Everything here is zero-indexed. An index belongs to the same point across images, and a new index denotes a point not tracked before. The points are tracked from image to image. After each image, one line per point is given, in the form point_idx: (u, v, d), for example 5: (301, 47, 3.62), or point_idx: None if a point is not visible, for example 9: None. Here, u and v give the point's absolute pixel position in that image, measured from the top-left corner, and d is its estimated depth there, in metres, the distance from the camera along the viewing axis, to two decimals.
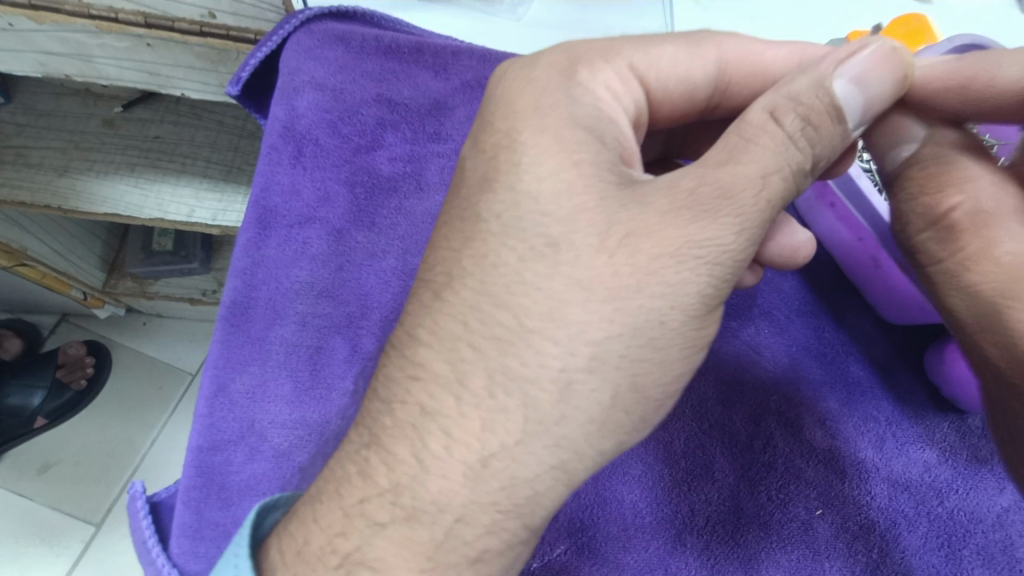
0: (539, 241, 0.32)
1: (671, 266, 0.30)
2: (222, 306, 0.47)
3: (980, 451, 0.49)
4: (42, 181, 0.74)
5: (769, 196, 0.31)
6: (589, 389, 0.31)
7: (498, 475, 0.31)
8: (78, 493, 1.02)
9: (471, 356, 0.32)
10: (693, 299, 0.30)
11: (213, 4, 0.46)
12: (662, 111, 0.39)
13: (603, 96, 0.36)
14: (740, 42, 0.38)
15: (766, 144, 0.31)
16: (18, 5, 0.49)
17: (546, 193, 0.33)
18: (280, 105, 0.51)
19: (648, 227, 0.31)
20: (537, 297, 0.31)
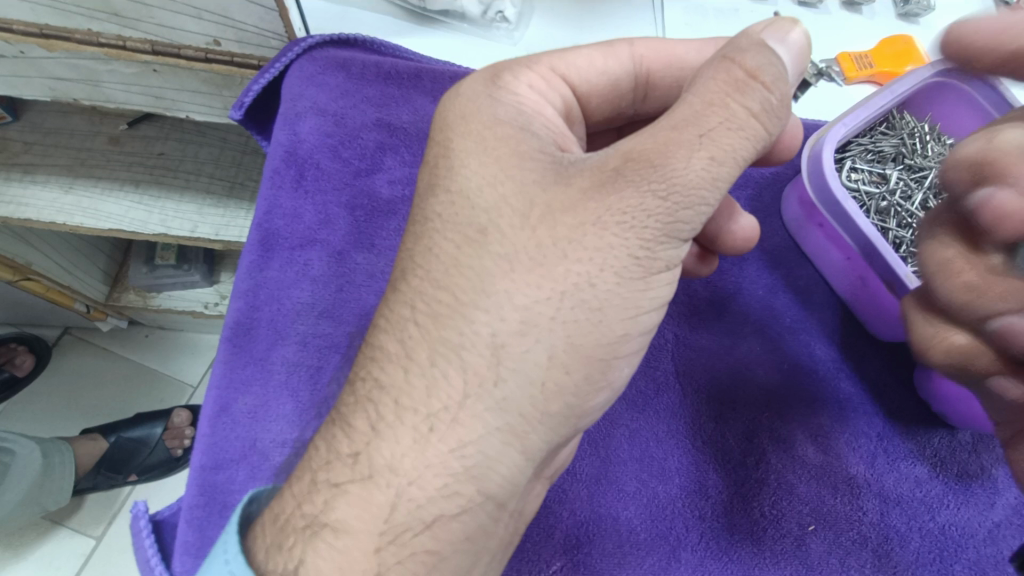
0: (474, 225, 0.33)
1: (588, 231, 0.31)
2: (225, 328, 0.48)
3: (970, 466, 0.50)
4: (48, 199, 0.75)
5: (710, 153, 0.30)
6: (523, 350, 0.31)
7: (445, 438, 0.31)
8: (79, 507, 1.02)
9: (415, 331, 0.33)
10: (626, 263, 0.31)
11: (218, 33, 0.47)
12: (591, 105, 0.42)
13: (524, 92, 0.37)
14: (653, 41, 0.40)
15: (713, 93, 0.31)
16: (29, 34, 0.49)
17: (501, 183, 0.33)
18: (283, 131, 0.53)
19: (571, 203, 0.32)
20: (473, 271, 0.32)
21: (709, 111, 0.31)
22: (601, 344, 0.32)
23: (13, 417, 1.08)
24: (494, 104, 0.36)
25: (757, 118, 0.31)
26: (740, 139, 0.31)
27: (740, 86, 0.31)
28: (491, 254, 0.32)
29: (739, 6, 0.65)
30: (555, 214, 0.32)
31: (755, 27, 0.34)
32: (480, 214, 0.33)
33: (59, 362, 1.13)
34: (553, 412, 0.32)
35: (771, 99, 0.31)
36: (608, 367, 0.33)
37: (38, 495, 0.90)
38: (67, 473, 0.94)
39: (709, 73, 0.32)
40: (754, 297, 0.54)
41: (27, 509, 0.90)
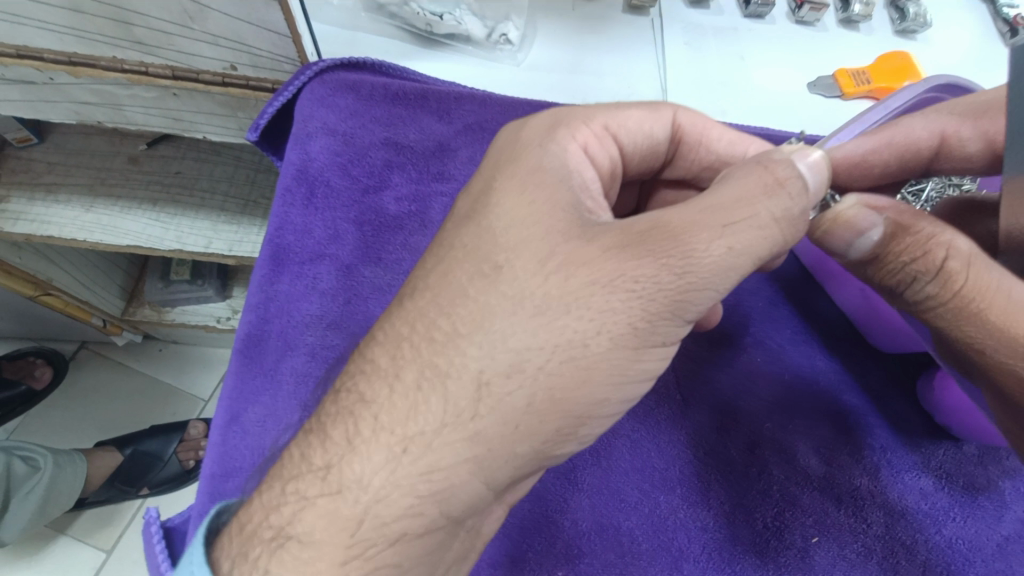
0: (486, 263, 0.35)
1: (598, 291, 0.32)
2: (237, 339, 0.50)
3: (977, 479, 0.49)
4: (69, 216, 0.78)
5: (729, 244, 0.32)
6: (506, 391, 0.32)
7: (417, 462, 0.32)
8: (93, 520, 1.04)
9: (409, 353, 0.34)
10: (625, 329, 0.32)
11: (234, 58, 0.50)
12: (633, 164, 0.44)
13: (571, 149, 0.38)
14: (693, 112, 0.43)
15: (748, 197, 0.32)
16: (59, 61, 0.53)
17: (493, 204, 0.36)
18: (294, 150, 0.55)
19: (588, 257, 0.33)
20: (471, 305, 0.34)
21: (737, 211, 0.32)
22: (580, 403, 0.33)
23: (29, 429, 1.10)
24: (543, 154, 0.37)
25: (780, 223, 0.32)
26: (758, 236, 0.32)
27: (770, 191, 0.32)
28: (483, 281, 0.34)
29: (737, 26, 0.67)
30: (571, 266, 0.33)
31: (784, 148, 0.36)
32: (475, 233, 0.36)
33: (76, 376, 1.16)
34: (520, 453, 0.33)
35: (792, 206, 0.33)
36: (581, 424, 0.33)
37: (47, 502, 0.91)
38: (76, 480, 0.94)
39: (742, 176, 0.33)
40: (755, 308, 0.54)
41: (38, 516, 0.91)
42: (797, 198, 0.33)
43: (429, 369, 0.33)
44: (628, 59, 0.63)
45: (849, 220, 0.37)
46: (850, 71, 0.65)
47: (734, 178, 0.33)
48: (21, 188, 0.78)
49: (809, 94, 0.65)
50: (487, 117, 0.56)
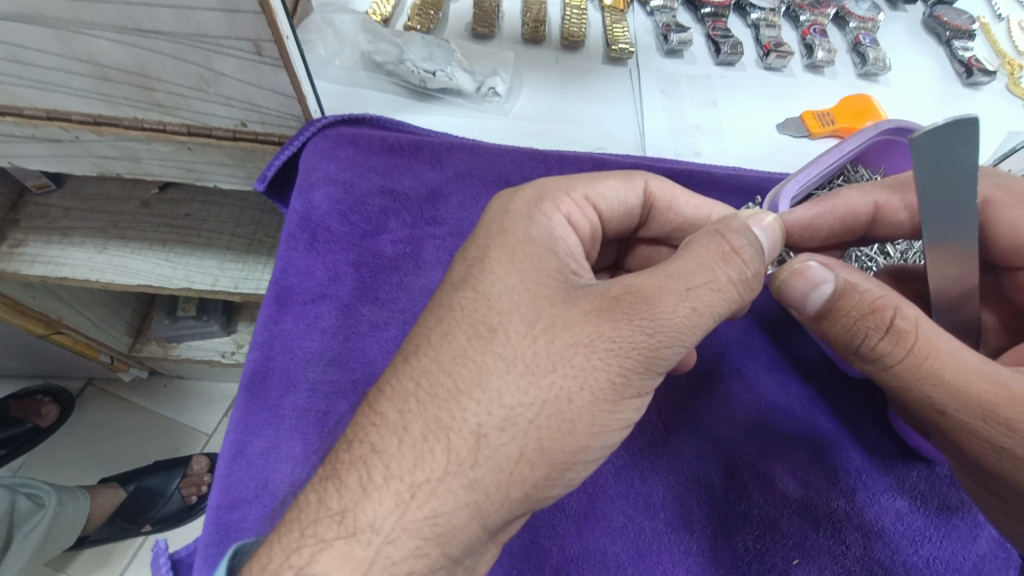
0: (482, 326, 0.38)
1: (580, 351, 0.36)
2: (241, 376, 0.53)
3: (951, 500, 0.51)
4: (84, 258, 0.83)
5: (692, 304, 0.36)
6: (501, 443, 0.35)
7: (422, 505, 0.35)
8: (96, 559, 1.05)
9: (415, 408, 0.37)
10: (603, 384, 0.36)
11: (244, 116, 0.55)
12: (611, 227, 0.47)
13: (558, 219, 0.42)
14: (664, 181, 0.48)
15: (708, 262, 0.37)
16: (84, 122, 0.58)
17: (484, 261, 0.40)
18: (298, 199, 0.59)
19: (571, 320, 0.36)
20: (467, 364, 0.37)
21: (699, 277, 0.36)
22: (564, 451, 0.36)
23: (35, 466, 1.12)
24: (531, 225, 0.42)
25: (736, 285, 0.37)
26: (717, 297, 0.36)
27: (727, 258, 0.37)
28: (481, 341, 0.37)
29: (709, 74, 0.72)
30: (556, 329, 0.36)
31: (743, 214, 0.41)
32: (469, 284, 0.40)
33: (81, 413, 1.18)
34: (513, 497, 0.36)
35: (746, 271, 0.37)
36: (566, 469, 0.37)
37: (48, 539, 0.92)
38: (78, 516, 0.96)
39: (705, 241, 0.38)
40: (730, 336, 0.58)
41: (39, 553, 0.93)
42: (750, 262, 0.37)
43: (434, 418, 0.36)
44: (608, 108, 0.68)
45: (804, 276, 0.40)
46: (816, 113, 0.69)
47: (696, 245, 0.38)
48: (37, 231, 0.82)
49: (778, 135, 0.70)
50: (475, 163, 0.61)
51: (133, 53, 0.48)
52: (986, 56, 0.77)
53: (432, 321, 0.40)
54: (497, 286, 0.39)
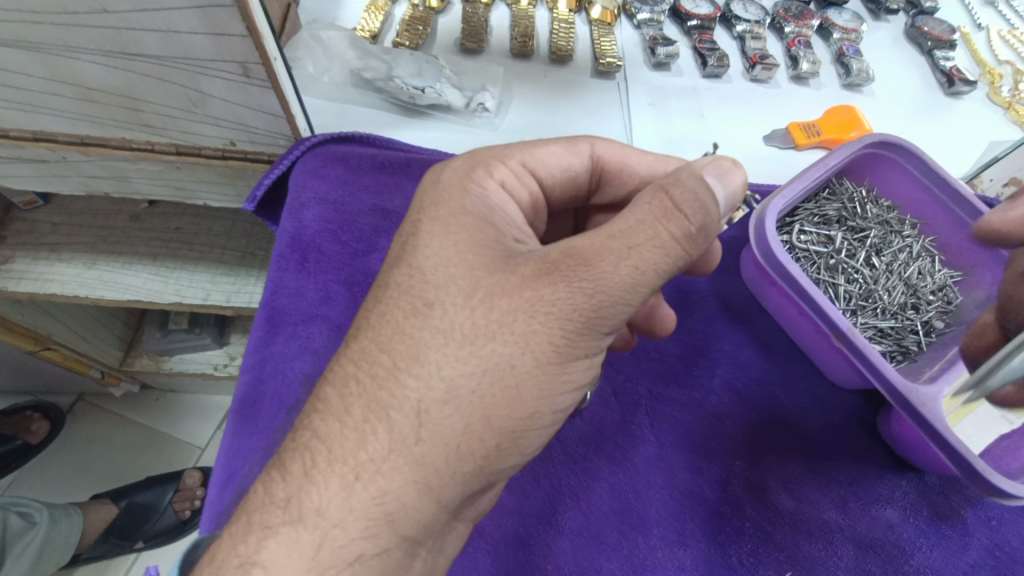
0: (417, 301, 0.38)
1: (519, 317, 0.35)
2: (233, 401, 0.53)
3: (941, 508, 0.52)
4: (74, 274, 0.82)
5: (635, 262, 0.35)
6: (443, 415, 0.35)
7: (369, 486, 0.35)
8: (87, 574, 1.04)
9: (356, 389, 0.37)
10: (547, 349, 0.36)
11: (233, 136, 0.55)
12: (555, 193, 0.48)
13: (492, 188, 0.43)
14: (610, 145, 0.48)
15: (647, 221, 0.36)
16: (71, 143, 0.58)
17: (428, 252, 0.39)
18: (288, 219, 0.59)
19: (509, 287, 0.36)
20: (406, 338, 0.37)
21: (640, 236, 0.36)
22: (513, 419, 0.36)
23: (26, 484, 1.11)
24: (466, 195, 0.42)
25: (681, 241, 0.36)
26: (660, 254, 0.36)
27: (668, 214, 0.36)
28: (417, 316, 0.37)
29: (696, 86, 0.73)
30: (494, 301, 0.36)
31: (698, 162, 0.40)
32: (411, 271, 0.39)
33: (70, 428, 1.17)
34: (464, 471, 0.36)
35: (688, 226, 0.36)
36: (520, 437, 0.37)
37: (41, 559, 0.90)
38: (71, 535, 0.95)
39: (647, 199, 0.37)
40: (726, 354, 0.58)
41: (32, 574, 0.91)
42: (692, 218, 0.36)
43: (382, 410, 0.36)
44: (596, 120, 0.69)
45: None
46: (802, 126, 0.70)
47: (638, 204, 0.37)
48: (26, 249, 0.82)
49: (765, 146, 0.70)
50: None
51: (123, 76, 0.48)
52: (968, 65, 0.78)
53: (371, 302, 0.40)
54: (440, 271, 0.38)
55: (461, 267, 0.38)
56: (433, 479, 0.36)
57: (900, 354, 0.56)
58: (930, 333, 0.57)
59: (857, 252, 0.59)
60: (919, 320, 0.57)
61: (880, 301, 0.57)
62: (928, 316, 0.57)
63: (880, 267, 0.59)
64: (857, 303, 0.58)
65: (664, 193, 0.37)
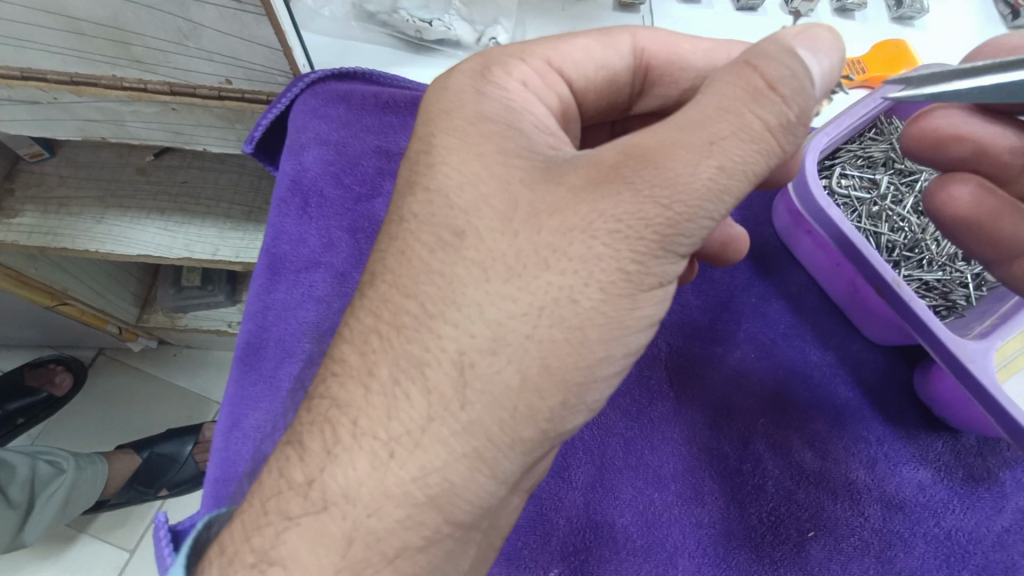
0: (445, 231, 0.34)
1: (576, 239, 0.31)
2: (237, 347, 0.52)
3: (977, 470, 0.49)
4: (81, 227, 0.80)
5: (719, 160, 0.30)
6: (492, 370, 0.32)
7: (406, 466, 0.33)
8: (116, 521, 1.07)
9: (377, 344, 0.35)
10: (614, 276, 0.32)
11: (228, 73, 0.51)
12: (589, 100, 0.43)
13: (513, 89, 0.38)
14: (658, 35, 0.42)
15: (733, 105, 0.31)
16: (62, 82, 0.54)
17: (446, 189, 0.35)
18: (289, 161, 0.57)
19: (559, 203, 0.32)
20: (439, 282, 0.33)
21: (720, 124, 0.30)
22: (578, 368, 0.33)
23: (55, 434, 1.14)
24: (481, 99, 0.37)
25: (774, 131, 0.31)
26: (751, 148, 0.31)
27: (757, 97, 0.31)
28: (447, 249, 0.34)
29: (731, 22, 0.67)
30: (534, 234, 0.32)
31: (788, 30, 0.33)
32: (423, 213, 0.36)
33: (93, 382, 1.19)
34: (525, 437, 0.33)
35: (789, 113, 0.31)
36: (585, 390, 0.33)
37: (69, 501, 0.94)
38: (96, 481, 0.97)
39: (730, 72, 0.32)
40: (748, 303, 0.55)
41: (62, 517, 0.94)
42: (792, 102, 0.31)
43: (405, 365, 0.33)
44: None
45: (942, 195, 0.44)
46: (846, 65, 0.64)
47: (716, 83, 0.32)
48: (34, 203, 0.80)
49: None
50: None
51: (106, 5, 0.44)
52: None
53: (385, 242, 0.37)
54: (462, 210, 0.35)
55: (483, 202, 0.34)
56: (466, 444, 0.33)
57: (944, 308, 0.52)
58: (982, 287, 0.52)
59: (903, 197, 0.57)
60: (969, 272, 0.53)
61: (927, 251, 0.54)
62: (980, 268, 0.53)
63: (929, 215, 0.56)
64: (905, 251, 0.54)
65: (753, 66, 0.31)
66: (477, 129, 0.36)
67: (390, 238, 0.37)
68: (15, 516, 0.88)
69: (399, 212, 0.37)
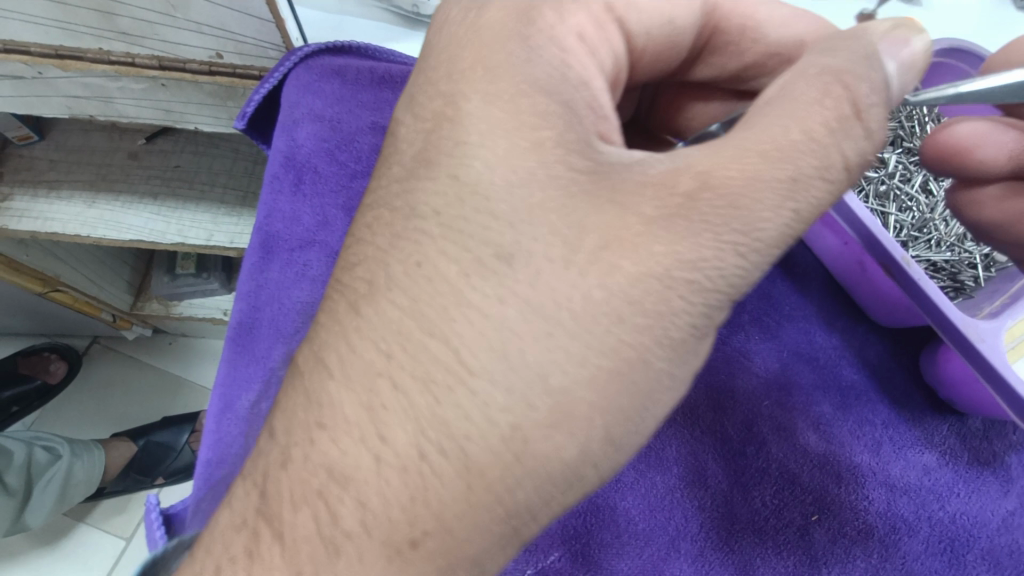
0: (487, 253, 0.31)
1: (655, 286, 0.29)
2: (229, 327, 0.51)
3: (982, 454, 0.49)
4: (72, 212, 0.77)
5: (793, 205, 0.29)
6: (548, 440, 0.29)
7: (438, 539, 0.30)
8: (113, 509, 1.06)
9: (399, 398, 0.30)
10: (681, 331, 0.30)
11: (218, 46, 0.48)
12: (643, 64, 0.39)
13: (571, 47, 0.34)
14: None
15: (811, 133, 0.30)
16: (47, 56, 0.51)
17: (487, 189, 0.32)
18: (281, 138, 0.55)
19: (624, 232, 0.29)
20: (483, 330, 0.30)
21: (796, 152, 0.29)
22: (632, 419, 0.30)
23: (49, 421, 1.13)
24: (531, 60, 0.33)
25: (850, 169, 0.31)
26: (827, 189, 0.30)
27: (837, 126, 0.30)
28: (489, 278, 0.30)
29: None
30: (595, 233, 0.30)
31: (875, 31, 0.32)
32: (450, 212, 0.32)
33: (89, 370, 1.18)
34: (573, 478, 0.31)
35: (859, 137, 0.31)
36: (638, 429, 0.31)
37: (67, 488, 0.93)
38: (95, 469, 0.96)
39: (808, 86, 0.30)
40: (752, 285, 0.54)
41: (61, 505, 0.94)
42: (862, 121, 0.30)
43: (429, 418, 0.29)
44: None
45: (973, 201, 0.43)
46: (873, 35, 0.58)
47: (802, 101, 0.30)
48: (24, 186, 0.78)
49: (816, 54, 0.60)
50: None
51: None
52: None
53: (387, 240, 0.34)
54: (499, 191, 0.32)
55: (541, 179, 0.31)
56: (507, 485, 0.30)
57: (952, 289, 0.51)
58: (991, 267, 0.52)
59: (912, 176, 0.56)
60: (978, 253, 0.52)
61: (936, 232, 0.53)
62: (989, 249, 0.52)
63: (937, 194, 0.55)
64: (913, 232, 0.54)
65: (826, 80, 0.30)
66: (524, 105, 0.32)
67: (408, 225, 0.33)
68: (13, 504, 0.87)
69: (416, 207, 0.33)
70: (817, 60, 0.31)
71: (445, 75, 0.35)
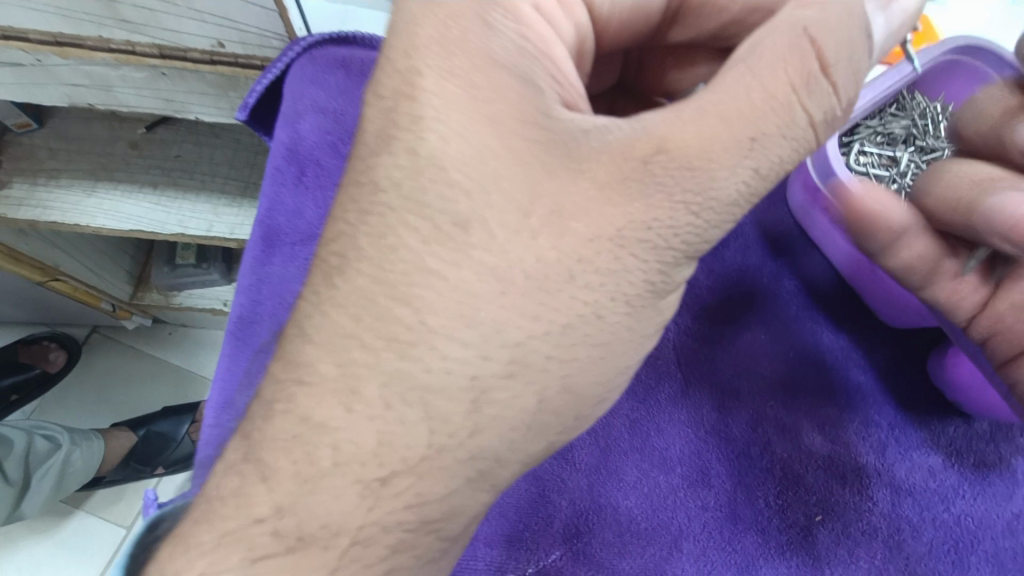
0: (445, 222, 0.31)
1: (604, 247, 0.30)
2: (229, 322, 0.50)
3: (987, 456, 0.48)
4: (72, 201, 0.77)
5: (753, 162, 0.30)
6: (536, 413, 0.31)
7: (402, 494, 0.32)
8: (112, 498, 1.06)
9: (400, 378, 0.31)
10: (638, 293, 0.31)
11: (220, 35, 0.47)
12: (610, 29, 0.38)
13: (533, 18, 0.33)
14: None
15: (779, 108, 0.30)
16: (46, 42, 0.50)
17: (490, 184, 0.31)
18: (284, 129, 0.54)
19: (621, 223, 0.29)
20: (445, 292, 0.31)
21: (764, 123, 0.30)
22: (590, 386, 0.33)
23: (50, 411, 1.13)
24: (488, 32, 0.32)
25: (816, 127, 0.31)
26: (789, 147, 0.30)
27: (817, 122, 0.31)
28: (491, 266, 0.31)
29: None
30: (601, 232, 0.30)
31: None
32: (453, 206, 0.32)
33: (89, 360, 1.18)
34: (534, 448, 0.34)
35: (835, 107, 0.31)
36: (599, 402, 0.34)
37: (65, 477, 0.93)
38: (94, 456, 0.96)
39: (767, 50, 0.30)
40: (756, 283, 0.54)
41: (58, 493, 0.93)
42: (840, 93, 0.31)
43: (396, 372, 0.31)
44: None
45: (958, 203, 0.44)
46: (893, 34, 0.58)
47: (765, 57, 0.30)
48: (23, 174, 0.77)
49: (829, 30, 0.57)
50: None
51: None
52: None
53: (357, 216, 0.33)
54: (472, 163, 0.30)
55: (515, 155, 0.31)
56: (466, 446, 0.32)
57: None
58: None
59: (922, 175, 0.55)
60: None
61: None
62: None
63: None
64: None
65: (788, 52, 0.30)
66: (523, 99, 0.31)
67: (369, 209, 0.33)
68: (14, 492, 0.87)
69: (376, 178, 0.33)
70: (794, 15, 0.30)
71: (405, 46, 0.33)
